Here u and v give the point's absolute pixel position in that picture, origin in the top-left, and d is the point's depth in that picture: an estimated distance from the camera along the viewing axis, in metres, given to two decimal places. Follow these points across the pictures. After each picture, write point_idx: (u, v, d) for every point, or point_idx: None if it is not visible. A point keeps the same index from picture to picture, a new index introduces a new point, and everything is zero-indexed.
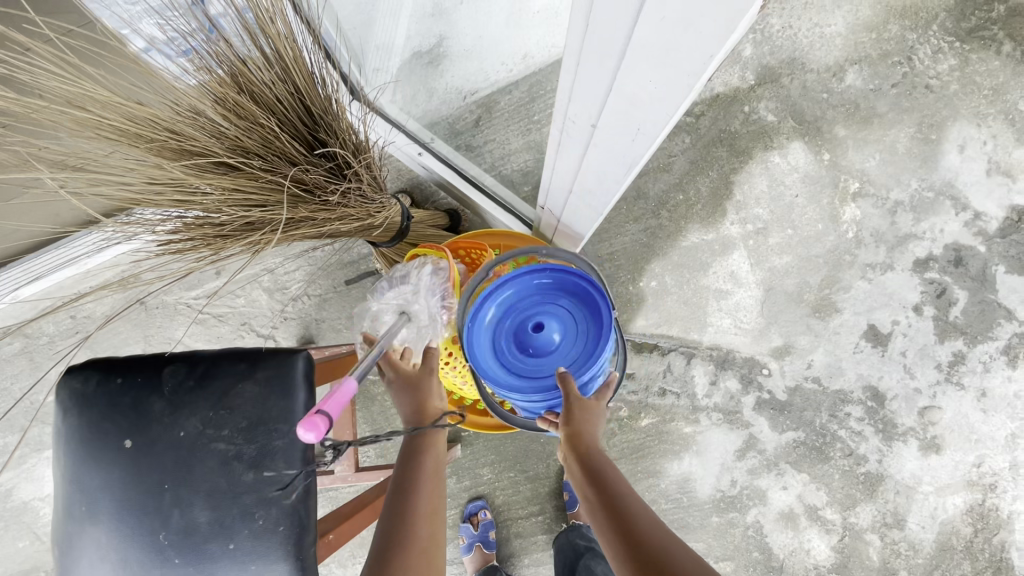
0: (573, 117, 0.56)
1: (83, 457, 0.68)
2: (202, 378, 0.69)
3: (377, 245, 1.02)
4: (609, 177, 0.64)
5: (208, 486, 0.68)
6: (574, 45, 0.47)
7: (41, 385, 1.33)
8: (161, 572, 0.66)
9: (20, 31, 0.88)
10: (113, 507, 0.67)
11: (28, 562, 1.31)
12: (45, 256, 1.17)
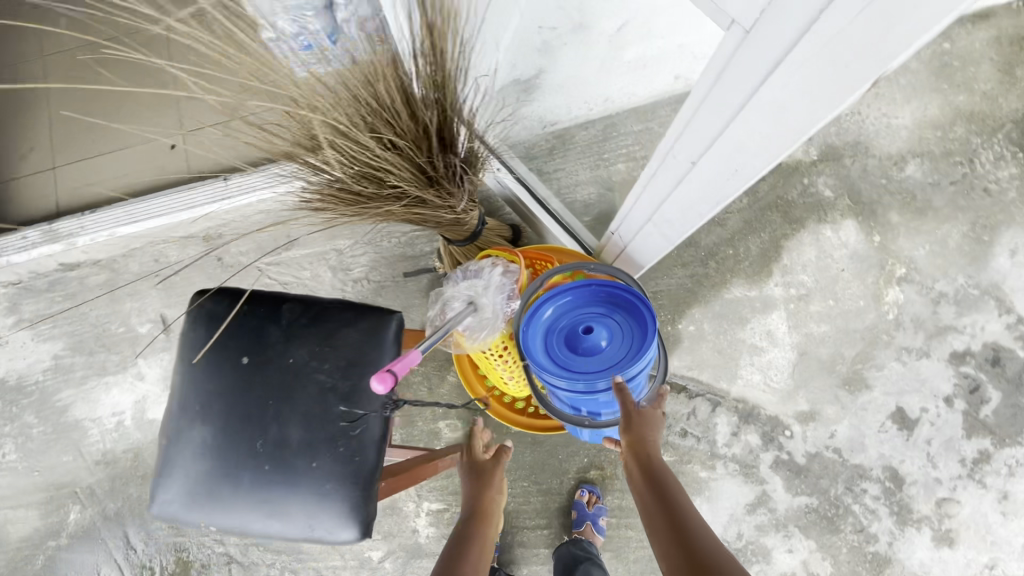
0: (674, 154, 0.65)
1: (205, 363, 0.77)
2: (315, 317, 0.78)
3: (449, 242, 1.11)
4: (694, 210, 0.72)
5: (304, 410, 0.76)
6: (695, 94, 0.55)
7: (116, 316, 1.46)
8: (252, 476, 0.74)
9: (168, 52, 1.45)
10: (222, 410, 0.75)
11: (61, 477, 1.39)
12: (144, 205, 1.44)
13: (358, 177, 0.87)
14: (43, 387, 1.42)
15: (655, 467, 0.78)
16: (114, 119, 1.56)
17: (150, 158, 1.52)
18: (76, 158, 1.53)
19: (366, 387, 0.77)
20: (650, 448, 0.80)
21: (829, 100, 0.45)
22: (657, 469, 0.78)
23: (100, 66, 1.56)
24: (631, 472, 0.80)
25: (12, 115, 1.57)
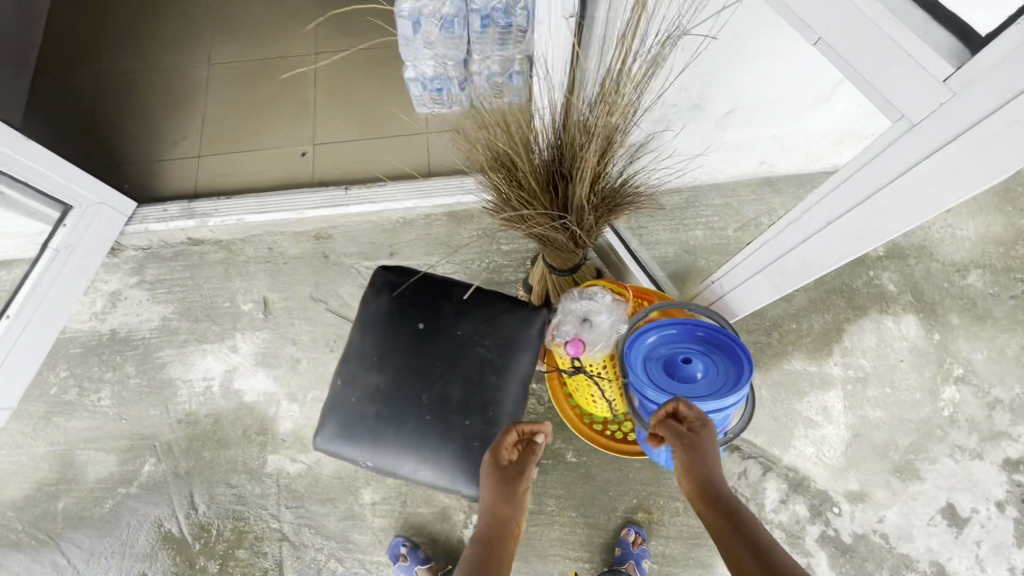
0: (812, 213, 0.81)
1: (387, 323, 0.91)
2: (478, 302, 0.93)
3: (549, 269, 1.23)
4: (814, 263, 0.88)
5: (465, 374, 0.89)
6: (851, 167, 0.72)
7: (224, 291, 1.60)
8: (414, 421, 0.87)
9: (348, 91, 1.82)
10: (395, 363, 0.89)
11: (146, 429, 1.49)
12: (273, 199, 1.64)
13: (533, 193, 1.03)
14: (148, 344, 1.56)
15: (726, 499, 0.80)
16: (256, 124, 1.78)
17: (284, 161, 1.73)
18: (220, 153, 1.74)
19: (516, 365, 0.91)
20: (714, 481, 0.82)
21: (977, 181, 0.62)
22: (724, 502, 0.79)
23: (266, 79, 1.84)
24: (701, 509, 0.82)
25: (173, 106, 1.81)
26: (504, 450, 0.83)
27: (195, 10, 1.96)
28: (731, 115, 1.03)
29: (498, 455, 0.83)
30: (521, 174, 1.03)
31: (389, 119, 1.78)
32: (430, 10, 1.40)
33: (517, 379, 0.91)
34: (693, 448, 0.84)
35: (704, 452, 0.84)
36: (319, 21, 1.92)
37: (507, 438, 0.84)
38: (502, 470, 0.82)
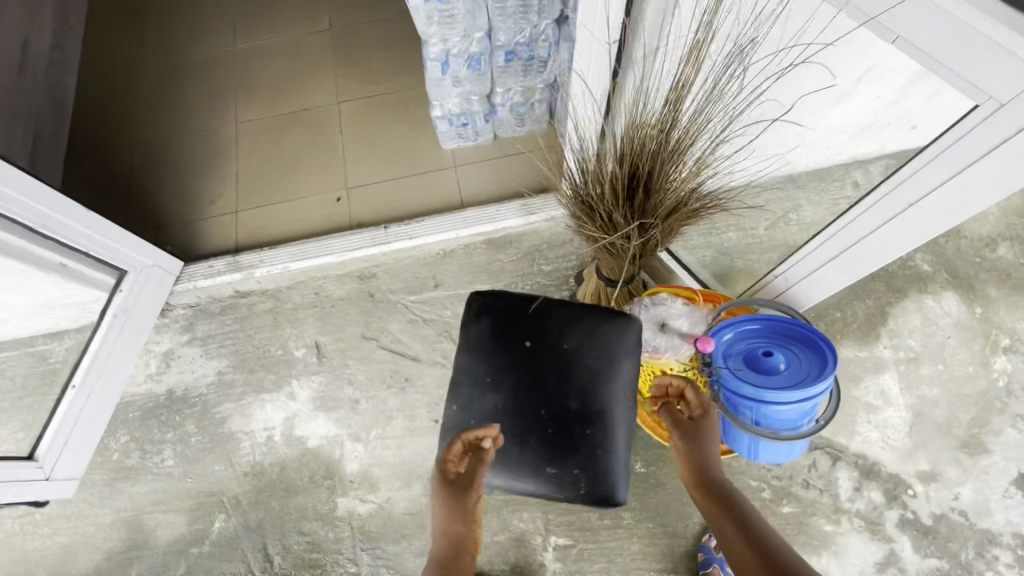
0: (892, 197, 0.89)
1: (494, 345, 0.94)
2: (578, 314, 0.94)
3: (603, 279, 1.25)
4: (892, 245, 0.97)
5: (580, 386, 0.91)
6: (930, 152, 0.81)
7: (276, 340, 1.62)
8: (537, 436, 0.90)
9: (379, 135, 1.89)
10: (507, 383, 0.93)
11: (214, 485, 1.49)
12: (316, 245, 1.68)
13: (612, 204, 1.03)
14: (206, 400, 1.56)
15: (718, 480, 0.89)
16: (290, 175, 1.84)
17: (322, 207, 1.78)
18: (259, 205, 1.80)
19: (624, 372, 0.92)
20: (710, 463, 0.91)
21: None
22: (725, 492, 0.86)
23: (288, 130, 1.92)
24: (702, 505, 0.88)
25: (208, 167, 1.87)
26: (452, 462, 0.90)
27: (217, 73, 2.03)
28: (783, 122, 1.03)
29: (447, 471, 0.90)
30: (599, 189, 1.04)
31: (417, 157, 1.85)
32: (459, 50, 1.46)
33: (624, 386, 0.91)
34: (694, 431, 0.95)
35: (703, 436, 0.94)
36: (338, 72, 2.01)
37: (455, 451, 0.90)
38: (453, 481, 0.89)
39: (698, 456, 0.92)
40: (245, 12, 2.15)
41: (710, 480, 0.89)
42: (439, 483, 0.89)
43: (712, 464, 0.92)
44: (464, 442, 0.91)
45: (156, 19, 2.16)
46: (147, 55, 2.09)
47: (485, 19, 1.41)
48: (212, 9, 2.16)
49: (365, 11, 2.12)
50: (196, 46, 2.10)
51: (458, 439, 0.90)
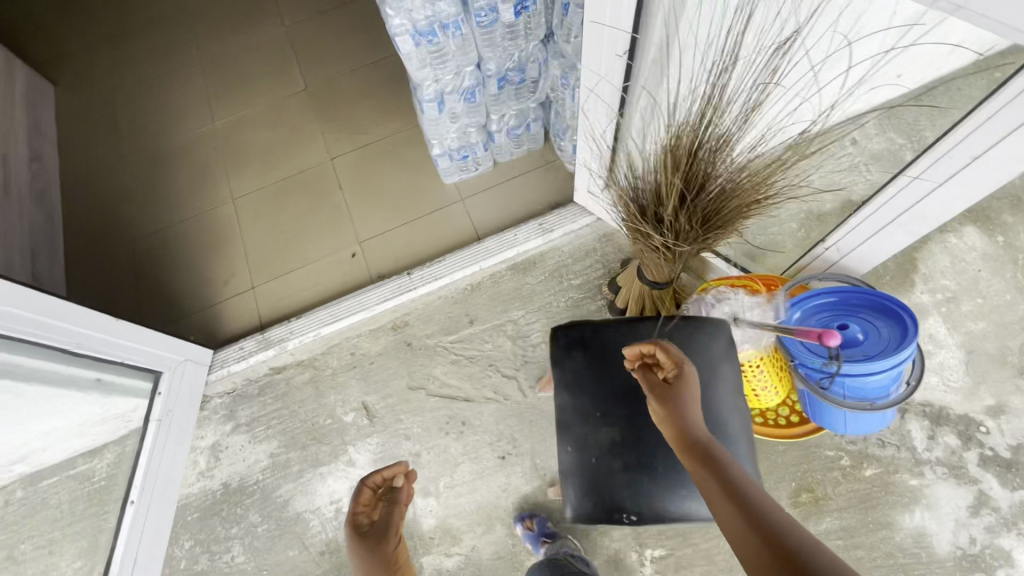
0: (953, 155, 0.92)
1: (596, 377, 0.96)
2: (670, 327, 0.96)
3: (647, 281, 1.24)
4: (956, 199, 1.00)
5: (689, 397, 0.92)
6: (988, 109, 0.82)
7: (323, 409, 1.58)
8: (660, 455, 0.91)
9: (381, 182, 1.88)
10: (618, 411, 0.94)
11: (293, 571, 1.44)
12: (344, 304, 1.66)
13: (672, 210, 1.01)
14: (264, 485, 1.52)
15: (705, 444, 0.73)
16: (300, 240, 1.82)
17: (338, 266, 1.76)
18: (275, 277, 1.77)
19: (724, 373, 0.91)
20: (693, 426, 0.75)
21: None
22: (716, 456, 0.71)
23: (288, 194, 1.90)
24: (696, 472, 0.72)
25: (215, 249, 1.84)
26: (361, 507, 0.91)
27: (203, 154, 2.01)
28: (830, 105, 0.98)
29: (359, 517, 0.89)
30: (656, 202, 1.03)
31: (420, 197, 1.85)
32: (452, 87, 1.47)
33: (722, 389, 0.90)
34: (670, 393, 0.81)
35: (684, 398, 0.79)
36: (324, 130, 2.00)
37: (362, 494, 0.91)
38: (365, 528, 0.89)
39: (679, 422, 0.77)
40: (216, 89, 2.13)
41: (697, 446, 0.73)
42: (349, 531, 0.88)
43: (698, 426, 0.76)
44: (374, 484, 0.93)
45: (129, 112, 2.13)
46: (127, 150, 2.05)
47: (474, 52, 1.41)
48: (183, 92, 2.14)
49: (337, 66, 2.12)
50: (175, 131, 2.07)
51: (364, 479, 0.92)
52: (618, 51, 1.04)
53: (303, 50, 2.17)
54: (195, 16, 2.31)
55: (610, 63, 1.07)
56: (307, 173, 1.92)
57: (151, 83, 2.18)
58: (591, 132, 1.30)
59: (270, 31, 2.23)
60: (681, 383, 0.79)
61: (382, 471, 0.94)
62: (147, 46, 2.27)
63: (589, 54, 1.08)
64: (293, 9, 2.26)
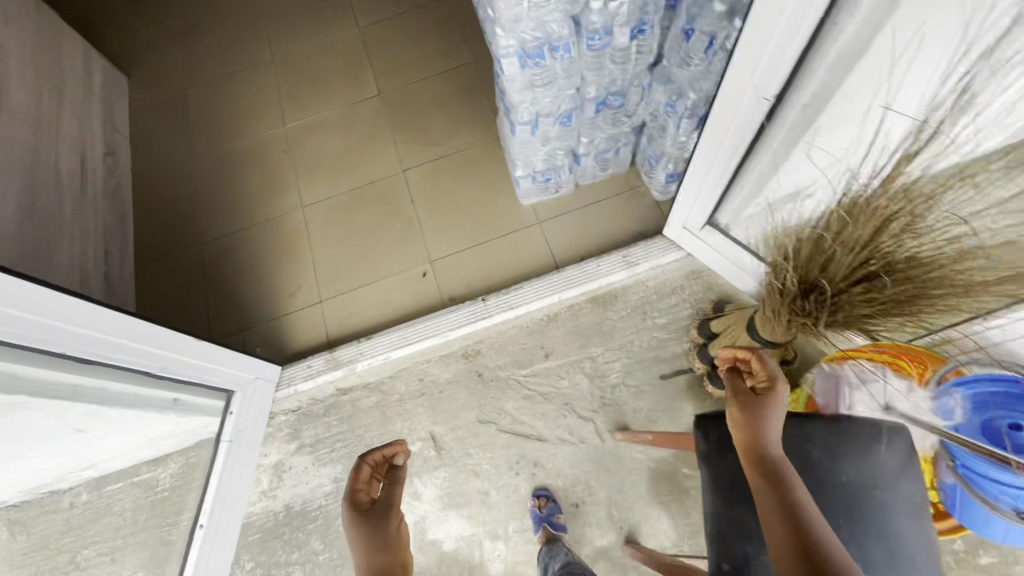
0: None
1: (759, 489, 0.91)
2: (840, 434, 0.88)
3: (759, 334, 1.17)
4: None
5: (864, 518, 0.84)
6: None
7: (390, 437, 1.53)
8: None
9: (457, 198, 1.82)
10: None
11: None
12: (416, 328, 1.59)
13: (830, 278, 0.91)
14: (327, 512, 1.47)
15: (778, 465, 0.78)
16: (369, 254, 1.77)
17: (407, 285, 1.70)
18: (342, 292, 1.72)
19: (899, 488, 0.86)
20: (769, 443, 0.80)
21: None
22: (787, 480, 0.77)
23: (360, 205, 1.85)
24: (757, 483, 0.78)
25: (283, 258, 1.80)
26: (360, 484, 0.90)
27: (274, 156, 1.97)
28: None
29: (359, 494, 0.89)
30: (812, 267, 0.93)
31: (496, 217, 1.77)
32: (550, 110, 1.38)
33: (898, 510, 0.84)
34: (756, 405, 0.84)
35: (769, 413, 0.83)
36: (397, 139, 1.94)
37: (362, 470, 0.91)
38: (363, 505, 0.88)
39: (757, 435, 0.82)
40: (289, 89, 2.09)
41: (770, 465, 0.78)
42: (346, 506, 0.87)
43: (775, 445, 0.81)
44: (374, 461, 0.93)
45: (201, 109, 2.10)
46: (199, 147, 2.03)
47: (578, 74, 1.31)
48: (255, 91, 2.11)
49: (411, 72, 2.05)
50: (246, 130, 2.03)
51: (364, 455, 0.92)
52: (764, 96, 0.94)
53: (377, 53, 2.11)
54: (268, 13, 2.27)
55: (751, 105, 0.98)
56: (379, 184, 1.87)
57: (224, 80, 2.15)
58: (705, 167, 1.21)
59: (345, 32, 2.18)
60: (772, 401, 0.83)
61: (384, 449, 0.95)
62: (220, 41, 2.23)
63: (727, 91, 0.99)
64: (369, 12, 2.20)
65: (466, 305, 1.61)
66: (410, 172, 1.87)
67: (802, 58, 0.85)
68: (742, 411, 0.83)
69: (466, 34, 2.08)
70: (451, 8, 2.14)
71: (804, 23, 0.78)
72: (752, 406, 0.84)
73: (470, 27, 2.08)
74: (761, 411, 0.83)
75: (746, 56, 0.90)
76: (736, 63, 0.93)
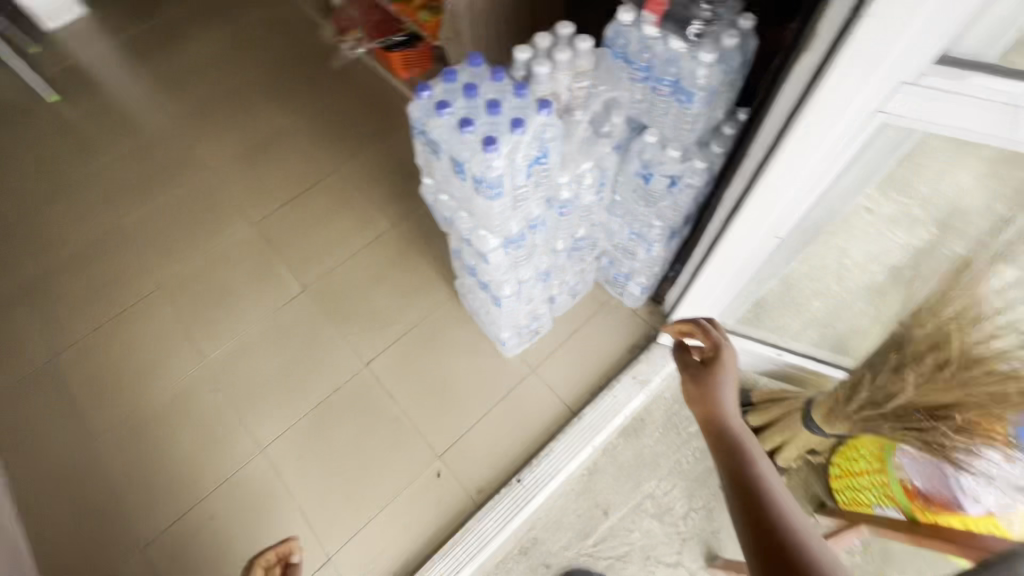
0: None
1: None
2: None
3: (808, 424, 1.21)
4: None
5: None
6: None
7: None
8: None
9: (438, 372, 1.68)
10: None
11: None
12: (460, 548, 1.39)
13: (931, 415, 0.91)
14: None
15: (733, 428, 0.93)
16: (366, 474, 1.53)
17: (425, 495, 1.49)
18: (352, 534, 1.45)
19: None
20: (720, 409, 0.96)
21: None
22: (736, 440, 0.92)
23: (332, 421, 1.61)
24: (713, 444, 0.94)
25: (262, 519, 1.49)
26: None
27: (207, 401, 1.67)
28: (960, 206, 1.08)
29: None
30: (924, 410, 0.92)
31: (488, 380, 1.65)
32: (530, 276, 1.34)
33: None
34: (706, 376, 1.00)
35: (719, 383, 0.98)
36: (347, 331, 1.77)
37: (253, 574, 0.94)
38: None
39: (710, 404, 0.97)
40: (198, 315, 1.83)
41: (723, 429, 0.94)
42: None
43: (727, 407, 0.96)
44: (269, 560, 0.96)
45: (89, 373, 1.74)
46: (105, 421, 1.66)
47: (552, 237, 1.31)
48: (156, 330, 1.81)
49: (330, 254, 1.92)
50: (160, 380, 1.72)
51: (256, 559, 0.95)
52: (775, 238, 1.03)
53: (285, 245, 1.95)
54: (140, 239, 2.01)
55: (760, 243, 1.05)
56: (347, 388, 1.66)
57: (109, 329, 1.82)
58: (708, 291, 1.27)
59: (240, 233, 1.99)
60: (717, 373, 0.98)
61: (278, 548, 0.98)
62: (88, 285, 1.91)
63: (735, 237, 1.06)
64: (261, 206, 2.06)
65: (503, 497, 1.44)
66: (376, 364, 1.70)
67: (807, 203, 0.94)
68: (691, 387, 0.99)
69: (374, 202, 2.03)
70: (348, 180, 2.09)
71: (818, 182, 0.88)
72: (702, 380, 1.00)
73: (378, 195, 2.04)
74: (708, 382, 0.98)
75: (756, 212, 0.98)
76: (741, 219, 1.01)
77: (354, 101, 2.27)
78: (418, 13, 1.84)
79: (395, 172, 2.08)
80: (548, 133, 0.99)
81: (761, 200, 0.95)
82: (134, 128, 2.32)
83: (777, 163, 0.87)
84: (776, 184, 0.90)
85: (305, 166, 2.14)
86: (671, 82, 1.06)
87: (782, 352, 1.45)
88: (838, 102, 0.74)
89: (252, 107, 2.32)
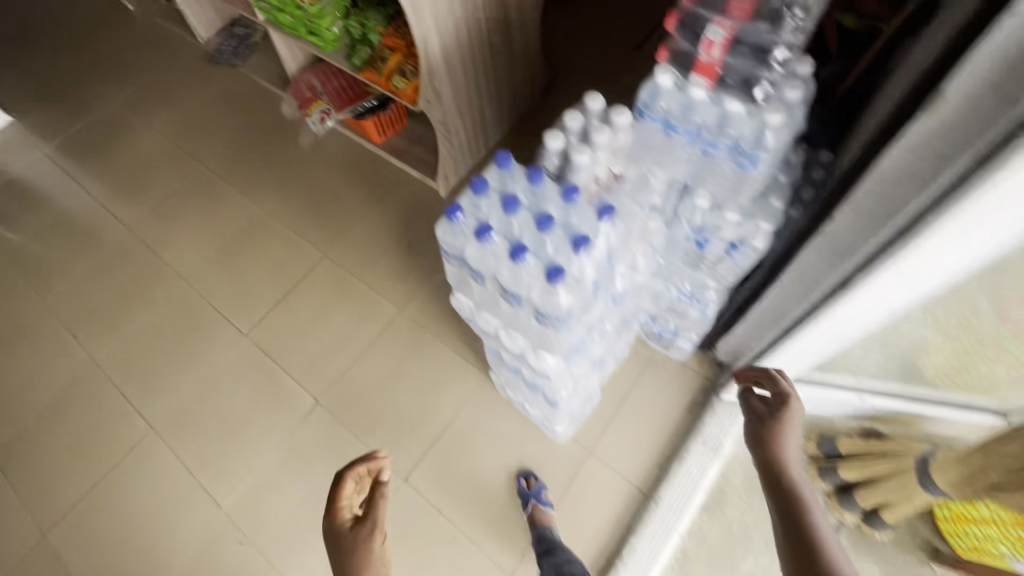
0: None
1: None
2: None
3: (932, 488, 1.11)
4: None
5: None
6: None
7: None
8: None
9: (487, 474, 1.52)
10: None
11: None
12: None
13: None
14: None
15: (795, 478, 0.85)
16: None
17: None
18: None
19: None
20: (784, 456, 0.88)
21: None
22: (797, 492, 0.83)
23: None
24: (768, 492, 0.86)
25: None
26: (344, 500, 0.88)
27: (232, 554, 1.50)
28: None
29: (338, 510, 0.87)
30: None
31: (545, 472, 1.50)
32: (586, 372, 1.19)
33: None
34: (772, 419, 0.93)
35: (785, 429, 0.90)
36: (376, 443, 1.60)
37: (346, 484, 0.89)
38: (346, 521, 0.86)
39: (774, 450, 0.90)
40: (205, 455, 1.63)
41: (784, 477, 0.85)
42: (328, 524, 0.86)
43: (793, 458, 0.88)
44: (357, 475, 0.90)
45: (93, 545, 1.55)
46: None
47: (607, 328, 1.16)
48: (160, 480, 1.61)
49: (340, 356, 1.74)
50: (174, 538, 1.54)
51: (348, 470, 0.90)
52: (886, 303, 0.94)
53: (288, 354, 1.76)
54: (122, 373, 1.79)
55: (876, 310, 0.98)
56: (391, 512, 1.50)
57: (106, 489, 1.61)
58: (798, 349, 1.19)
59: (234, 348, 1.79)
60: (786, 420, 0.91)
61: (367, 465, 0.91)
62: (74, 439, 1.70)
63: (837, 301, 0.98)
64: (250, 312, 1.85)
65: None
66: (417, 476, 1.54)
67: (946, 276, 0.86)
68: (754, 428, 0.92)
69: (375, 286, 1.85)
70: (341, 265, 1.91)
71: (968, 256, 0.80)
72: (765, 422, 0.93)
73: (378, 278, 1.87)
74: (773, 425, 0.91)
75: (880, 286, 0.90)
76: (856, 292, 0.93)
77: (331, 176, 2.09)
78: (391, 81, 1.66)
79: (392, 250, 1.91)
80: (612, 238, 0.84)
81: (889, 276, 0.87)
82: (91, 242, 2.09)
83: (916, 243, 0.78)
84: (914, 263, 0.83)
85: (290, 256, 1.95)
86: (727, 146, 0.91)
87: (866, 397, 1.32)
88: (1013, 192, 0.65)
89: (219, 198, 2.11)
